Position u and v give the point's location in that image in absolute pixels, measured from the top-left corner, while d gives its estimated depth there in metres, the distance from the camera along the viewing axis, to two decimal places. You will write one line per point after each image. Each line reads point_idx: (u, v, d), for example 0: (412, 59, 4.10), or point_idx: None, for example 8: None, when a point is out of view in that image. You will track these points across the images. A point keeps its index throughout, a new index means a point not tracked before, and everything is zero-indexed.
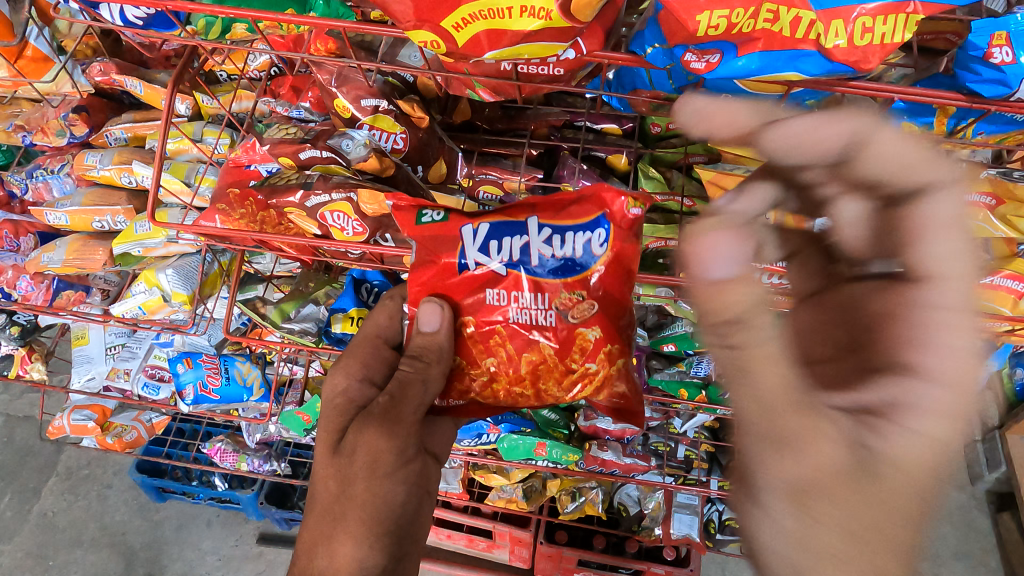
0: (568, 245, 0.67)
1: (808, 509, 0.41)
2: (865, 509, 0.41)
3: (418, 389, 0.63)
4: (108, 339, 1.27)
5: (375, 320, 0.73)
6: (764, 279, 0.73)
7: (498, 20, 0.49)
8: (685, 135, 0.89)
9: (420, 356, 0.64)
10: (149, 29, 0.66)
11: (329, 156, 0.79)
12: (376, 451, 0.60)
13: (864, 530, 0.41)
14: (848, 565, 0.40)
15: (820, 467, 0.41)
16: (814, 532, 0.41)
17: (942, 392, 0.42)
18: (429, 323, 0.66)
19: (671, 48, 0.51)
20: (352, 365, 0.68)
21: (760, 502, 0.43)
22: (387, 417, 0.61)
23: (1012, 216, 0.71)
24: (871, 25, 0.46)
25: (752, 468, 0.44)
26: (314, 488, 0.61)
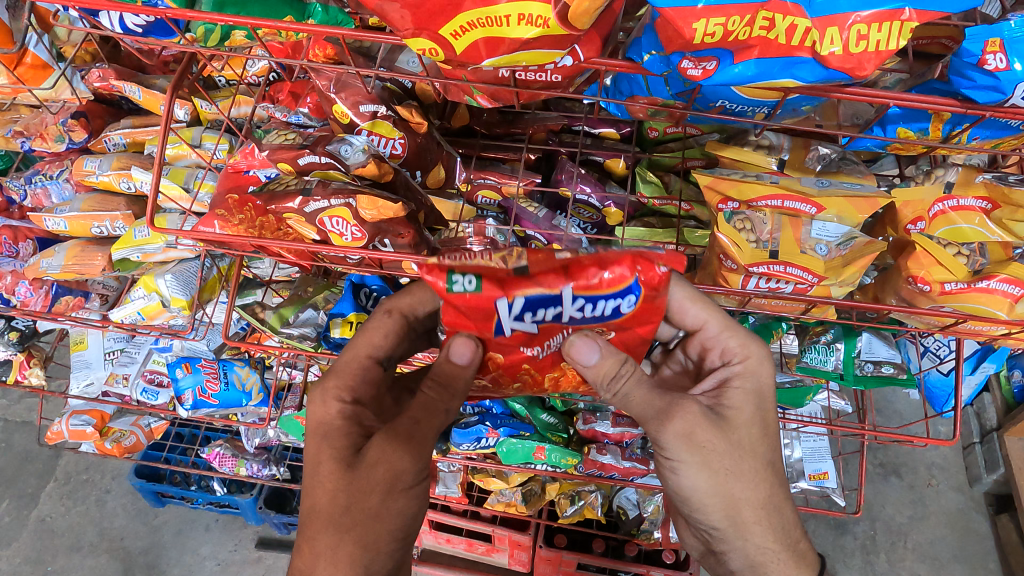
0: (600, 310, 0.59)
1: (693, 453, 0.61)
2: (727, 438, 0.62)
3: (440, 418, 0.62)
4: (107, 344, 1.25)
5: (370, 336, 0.68)
6: (760, 285, 0.71)
7: (496, 28, 0.50)
8: (683, 139, 0.89)
9: (446, 385, 0.62)
10: (146, 35, 0.66)
11: (328, 162, 0.78)
12: (397, 470, 0.59)
13: (730, 452, 0.62)
14: (727, 472, 0.62)
15: (692, 424, 0.62)
16: (700, 465, 0.62)
17: (742, 361, 0.67)
18: (460, 356, 0.60)
19: (667, 56, 0.52)
20: (346, 378, 0.66)
21: (675, 461, 0.62)
22: (412, 439, 0.60)
23: (1010, 219, 0.69)
24: (866, 32, 0.47)
25: (666, 442, 0.62)
26: (320, 499, 0.60)
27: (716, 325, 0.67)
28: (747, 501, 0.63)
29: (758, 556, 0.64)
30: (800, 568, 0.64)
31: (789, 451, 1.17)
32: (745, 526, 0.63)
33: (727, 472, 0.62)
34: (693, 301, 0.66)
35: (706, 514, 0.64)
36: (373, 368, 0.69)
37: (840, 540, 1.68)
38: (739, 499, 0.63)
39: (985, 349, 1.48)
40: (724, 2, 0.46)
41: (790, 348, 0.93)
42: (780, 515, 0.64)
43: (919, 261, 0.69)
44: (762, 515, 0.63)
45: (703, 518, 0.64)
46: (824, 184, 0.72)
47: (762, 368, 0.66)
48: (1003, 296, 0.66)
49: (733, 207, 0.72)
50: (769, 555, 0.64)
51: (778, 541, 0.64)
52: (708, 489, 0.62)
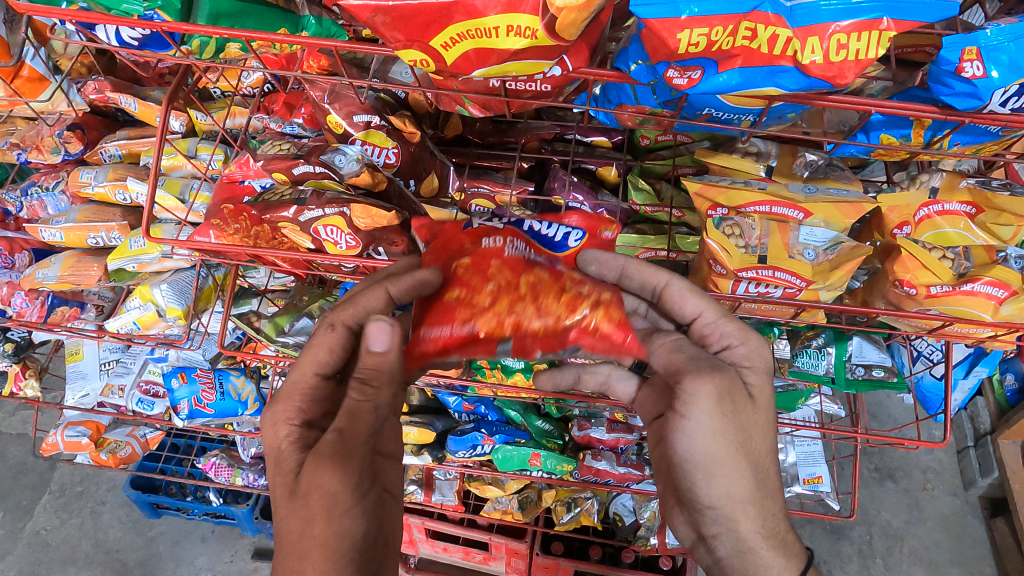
0: (551, 231, 0.71)
1: (712, 415, 0.59)
2: (744, 411, 0.60)
3: (369, 418, 0.59)
4: (103, 355, 1.26)
5: (314, 353, 0.63)
6: (750, 290, 0.73)
7: (485, 39, 0.51)
8: (674, 147, 0.90)
9: (370, 381, 0.60)
10: (142, 48, 0.66)
11: (322, 171, 0.80)
12: (332, 490, 0.54)
13: (746, 424, 0.60)
14: (738, 443, 0.59)
15: (720, 386, 0.60)
16: (716, 430, 0.59)
17: (745, 346, 0.64)
18: (377, 342, 0.60)
19: (653, 65, 0.53)
20: (292, 399, 0.62)
21: (689, 421, 0.59)
22: (335, 455, 0.55)
23: (994, 223, 0.70)
24: (846, 42, 0.48)
25: (689, 398, 0.59)
26: (276, 531, 0.55)
27: (713, 313, 0.66)
28: (749, 479, 0.60)
29: (748, 541, 0.61)
30: (789, 562, 0.61)
31: (783, 455, 1.18)
32: (741, 507, 0.60)
33: (740, 444, 0.59)
34: (691, 290, 0.67)
35: (705, 485, 0.60)
36: (322, 385, 0.64)
37: (836, 545, 1.69)
38: (744, 475, 0.60)
39: (978, 352, 1.49)
40: (706, 13, 0.48)
41: (782, 352, 0.93)
42: (775, 503, 0.62)
43: (906, 265, 0.70)
44: (760, 499, 0.61)
45: (702, 490, 0.61)
46: (811, 190, 0.73)
47: (772, 361, 0.65)
48: (987, 298, 0.67)
49: (722, 213, 0.73)
50: (758, 543, 0.61)
51: (769, 530, 0.61)
52: (716, 456, 0.59)
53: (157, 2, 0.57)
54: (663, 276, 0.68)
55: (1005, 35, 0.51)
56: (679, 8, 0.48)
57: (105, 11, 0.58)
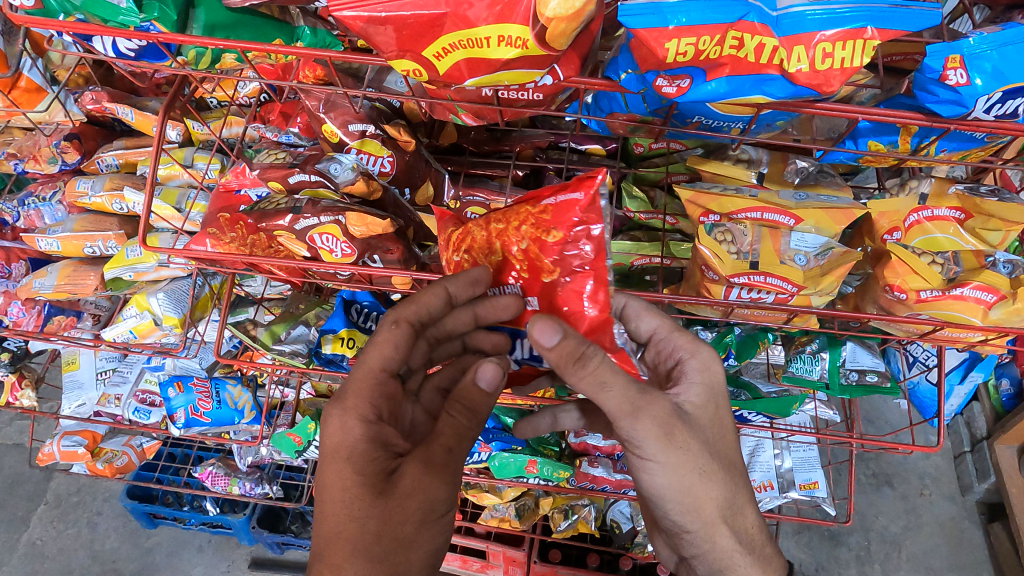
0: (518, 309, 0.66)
1: (668, 451, 0.58)
2: (697, 436, 0.60)
3: (469, 443, 0.61)
4: (101, 364, 1.26)
5: (382, 348, 0.63)
6: (742, 296, 0.72)
7: (477, 50, 0.52)
8: (667, 154, 0.91)
9: (475, 409, 0.61)
10: (139, 59, 0.67)
11: (318, 180, 0.80)
12: (433, 500, 0.57)
13: (701, 451, 0.59)
14: (697, 472, 0.59)
15: (666, 421, 0.58)
16: (673, 464, 0.58)
17: (696, 359, 0.66)
18: (487, 380, 0.60)
19: (642, 74, 0.54)
20: (364, 394, 0.61)
21: (647, 459, 0.58)
22: (448, 469, 0.58)
23: (983, 228, 0.71)
24: (831, 50, 0.49)
25: (642, 441, 0.57)
26: (346, 525, 0.55)
27: (666, 329, 0.69)
28: (715, 501, 0.60)
29: (726, 557, 0.62)
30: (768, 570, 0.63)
31: (779, 461, 1.18)
32: (713, 526, 0.61)
33: (699, 472, 0.59)
34: (647, 309, 0.70)
35: (677, 513, 0.61)
36: (390, 381, 0.63)
37: (835, 551, 1.69)
38: (708, 499, 0.60)
39: (974, 357, 1.49)
40: (694, 23, 0.48)
41: (776, 358, 0.97)
42: (745, 514, 0.62)
43: (895, 270, 0.71)
44: (729, 514, 0.61)
45: (675, 517, 0.61)
46: (801, 197, 0.74)
47: (716, 367, 0.66)
48: (976, 302, 0.68)
49: (714, 220, 0.74)
50: (737, 557, 0.62)
51: (744, 542, 0.62)
52: (679, 488, 0.59)
53: (153, 14, 0.58)
54: (620, 297, 0.71)
55: (988, 43, 0.51)
56: (666, 18, 0.49)
57: (103, 23, 0.59)
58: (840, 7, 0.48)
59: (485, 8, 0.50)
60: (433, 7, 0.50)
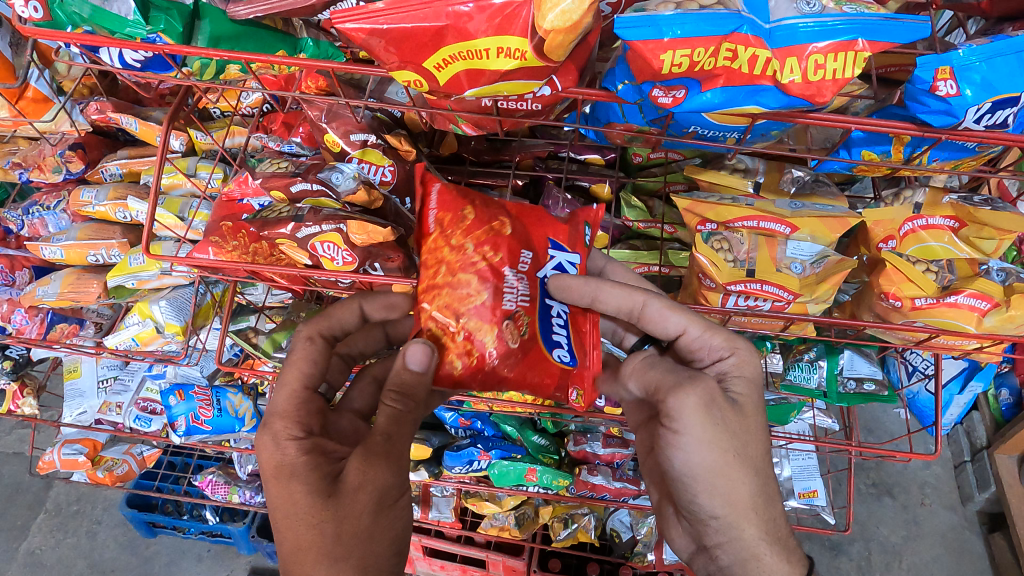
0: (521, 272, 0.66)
1: (704, 425, 0.59)
2: (736, 418, 0.61)
3: (412, 426, 0.60)
4: (101, 372, 1.28)
5: (297, 363, 0.64)
6: (739, 303, 0.73)
7: (476, 61, 0.53)
8: (665, 164, 0.92)
9: (409, 394, 0.59)
10: (145, 70, 0.68)
11: (320, 189, 0.81)
12: (382, 489, 0.57)
13: (737, 430, 0.60)
14: (732, 451, 0.59)
15: (706, 396, 0.60)
16: (708, 440, 0.59)
17: (735, 358, 0.65)
18: (417, 362, 0.58)
19: (638, 85, 0.55)
20: (290, 416, 0.61)
21: (682, 434, 0.60)
22: (391, 455, 0.58)
23: (977, 236, 0.72)
24: (823, 62, 0.50)
25: (680, 412, 0.60)
26: (304, 536, 0.55)
27: (697, 327, 0.66)
28: (748, 486, 0.59)
29: (752, 549, 0.59)
30: (794, 566, 0.59)
31: (779, 469, 1.18)
32: (743, 514, 0.59)
33: (733, 450, 0.59)
34: (676, 306, 0.66)
35: (705, 495, 0.60)
36: (313, 397, 0.64)
37: (836, 561, 1.68)
38: (740, 482, 0.59)
39: (973, 367, 1.50)
40: (689, 35, 0.49)
41: (774, 366, 0.95)
42: (773, 506, 0.61)
43: (891, 278, 0.72)
44: (760, 502, 0.60)
45: (701, 502, 0.60)
46: (797, 206, 0.74)
47: (758, 365, 0.65)
48: (970, 310, 0.69)
49: (711, 228, 0.75)
50: (763, 549, 0.59)
51: (772, 534, 0.60)
52: (712, 467, 0.59)
53: (160, 26, 0.59)
54: (640, 297, 0.66)
55: (976, 55, 0.52)
56: (662, 31, 0.49)
57: (110, 35, 0.60)
58: (832, 20, 0.49)
59: (484, 21, 0.51)
60: (433, 19, 0.51)
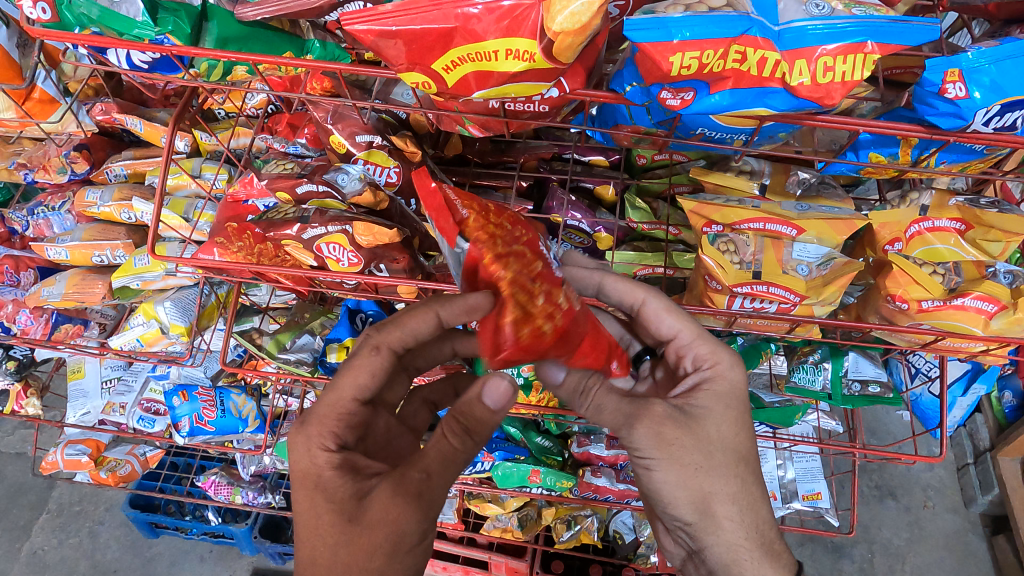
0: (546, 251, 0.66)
1: (662, 449, 0.59)
2: (697, 434, 0.60)
3: (459, 466, 0.60)
4: (105, 372, 1.27)
5: (355, 374, 0.62)
6: (745, 305, 0.73)
7: (485, 62, 0.53)
8: (670, 166, 0.92)
9: (472, 432, 0.60)
10: (153, 71, 0.67)
11: (326, 190, 0.81)
12: (402, 532, 0.56)
13: (698, 447, 0.59)
14: (697, 467, 0.59)
15: (655, 427, 0.59)
16: (669, 462, 0.59)
17: (715, 370, 0.64)
18: (493, 398, 0.60)
19: (647, 87, 0.55)
20: (327, 423, 0.61)
21: (645, 459, 0.60)
22: (423, 497, 0.57)
23: (983, 239, 0.72)
24: (832, 64, 0.50)
25: (636, 440, 0.60)
26: (318, 551, 0.56)
27: (690, 334, 0.67)
28: (719, 497, 0.59)
29: (733, 554, 0.60)
30: (779, 568, 0.60)
31: (782, 472, 1.18)
32: (719, 525, 0.60)
33: (696, 467, 0.59)
34: (668, 310, 0.68)
35: (677, 509, 0.60)
36: (358, 410, 0.63)
37: (838, 563, 1.68)
38: (712, 494, 0.59)
39: (975, 369, 1.50)
40: (698, 37, 0.49)
41: (778, 369, 0.95)
42: (757, 511, 0.61)
43: (897, 280, 0.71)
44: (736, 511, 0.60)
45: (674, 514, 0.61)
46: (803, 208, 0.75)
47: (734, 372, 0.64)
48: (977, 312, 0.69)
49: (717, 230, 0.75)
50: (743, 553, 0.60)
51: (754, 538, 0.60)
52: (678, 485, 0.59)
53: (168, 27, 0.59)
54: (641, 294, 0.69)
55: (985, 57, 0.52)
56: (671, 33, 0.49)
57: (118, 36, 0.60)
58: (841, 22, 0.49)
59: (493, 22, 0.51)
60: (442, 21, 0.51)
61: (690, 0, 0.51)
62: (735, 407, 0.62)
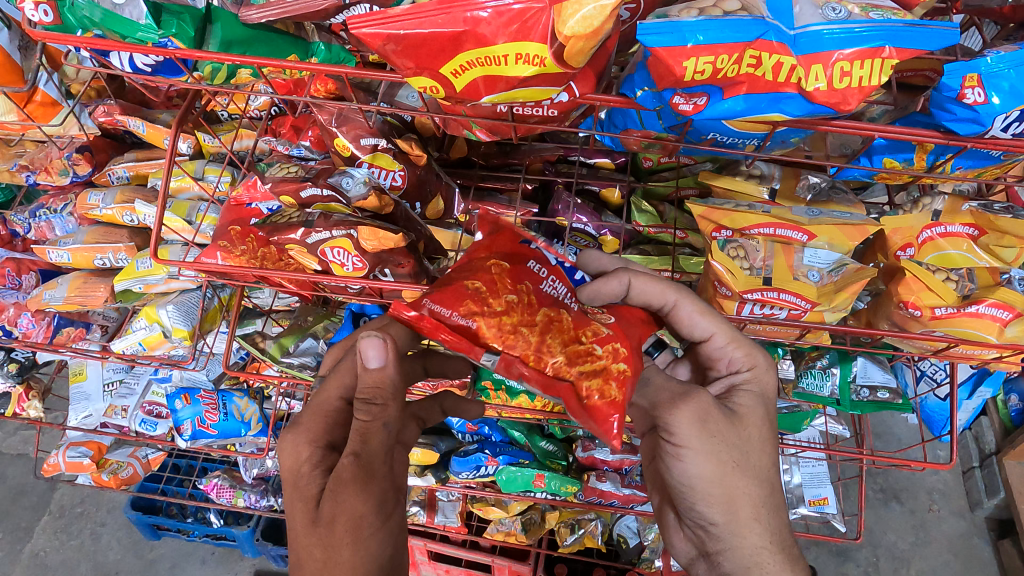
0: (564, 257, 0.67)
1: (701, 437, 0.58)
2: (735, 430, 0.60)
3: (381, 436, 0.57)
4: (107, 375, 1.27)
5: (341, 375, 0.64)
6: (754, 312, 0.72)
7: (494, 67, 0.52)
8: (676, 168, 0.90)
9: (373, 400, 0.58)
10: (156, 74, 0.67)
11: (330, 194, 0.80)
12: (357, 516, 0.54)
13: (736, 442, 0.59)
14: (732, 461, 0.58)
15: (704, 410, 0.59)
16: (707, 451, 0.58)
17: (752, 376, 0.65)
18: (374, 360, 0.58)
19: (659, 91, 0.54)
20: (313, 424, 0.61)
21: (680, 445, 0.58)
22: (361, 479, 0.55)
23: (997, 245, 0.71)
24: (849, 69, 0.49)
25: (676, 425, 0.58)
26: (301, 551, 0.56)
27: (724, 337, 0.66)
28: (749, 497, 0.58)
29: (755, 560, 0.58)
30: None
31: (788, 476, 1.17)
32: (744, 525, 0.58)
33: (732, 461, 0.58)
34: (702, 312, 0.66)
35: (705, 505, 0.59)
36: (346, 409, 0.63)
37: (843, 567, 1.67)
38: (742, 492, 0.58)
39: (982, 372, 1.49)
40: (712, 41, 0.48)
41: (786, 373, 0.93)
42: (780, 520, 0.59)
43: (910, 288, 0.70)
44: (763, 516, 0.58)
45: (702, 511, 0.59)
46: (814, 213, 0.74)
47: (769, 379, 0.66)
48: (992, 319, 0.68)
49: (726, 235, 0.74)
50: (766, 557, 0.58)
51: (776, 546, 0.58)
52: (712, 478, 0.58)
53: (171, 30, 0.58)
54: (672, 295, 0.66)
55: (1005, 62, 0.52)
56: (684, 37, 0.49)
57: (121, 38, 0.60)
58: (858, 26, 0.48)
59: (502, 26, 0.50)
60: (451, 25, 0.50)
61: (703, 5, 0.50)
62: (768, 412, 0.63)
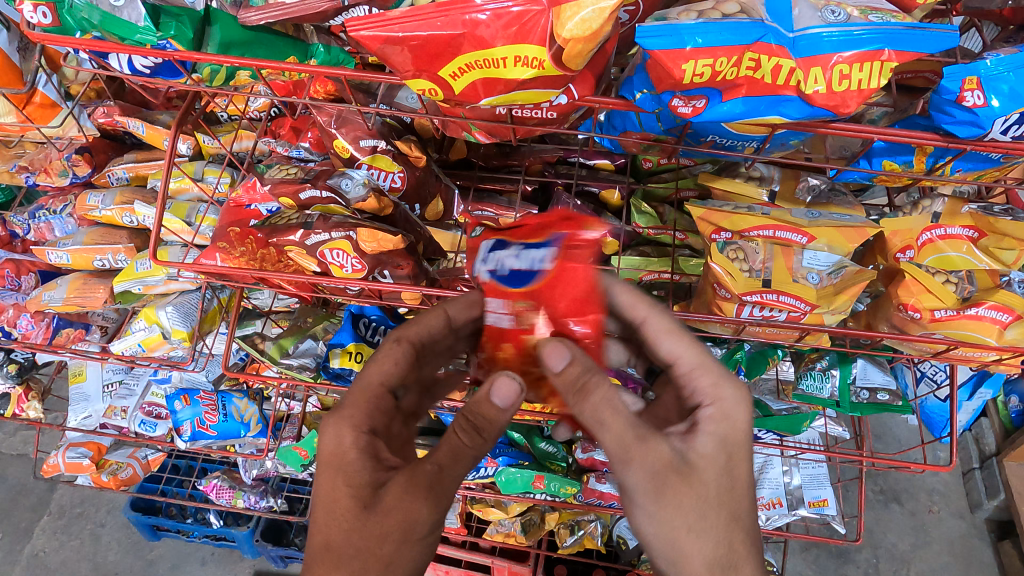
0: (490, 260, 0.63)
1: (650, 500, 0.56)
2: (692, 490, 0.55)
3: (466, 465, 0.59)
4: (107, 376, 1.27)
5: (382, 363, 0.63)
6: (754, 314, 0.72)
7: (493, 70, 0.52)
8: (676, 169, 0.91)
9: (481, 430, 0.59)
10: (155, 76, 0.68)
11: (329, 196, 0.79)
12: (414, 519, 0.55)
13: (690, 506, 0.55)
14: (683, 526, 0.55)
15: (653, 470, 0.55)
16: (657, 514, 0.56)
17: (716, 408, 0.59)
18: (502, 397, 0.59)
19: (658, 94, 0.54)
20: (359, 409, 0.60)
21: (634, 503, 0.57)
22: (434, 490, 0.56)
23: (996, 247, 0.71)
24: (848, 72, 0.49)
25: (627, 484, 0.57)
26: (333, 535, 0.55)
27: (688, 363, 0.63)
28: (703, 565, 0.54)
29: None
30: None
31: (788, 478, 1.17)
32: None
33: (683, 526, 0.55)
34: (669, 332, 0.65)
35: (662, 563, 0.57)
36: (386, 397, 0.62)
37: (843, 568, 1.67)
38: (696, 559, 0.55)
39: (982, 374, 1.49)
40: (711, 44, 0.48)
41: (785, 374, 0.96)
42: None
43: (909, 289, 0.71)
44: None
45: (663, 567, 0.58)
46: (814, 215, 0.74)
47: (738, 418, 0.59)
48: (992, 322, 0.68)
49: (726, 237, 0.73)
50: None
51: None
52: (663, 541, 0.56)
53: (170, 32, 0.58)
54: (642, 311, 0.67)
55: (1005, 65, 0.52)
56: (683, 40, 0.49)
57: (119, 41, 0.60)
58: (857, 28, 0.48)
59: (501, 28, 0.50)
60: (449, 28, 0.50)
61: (702, 8, 0.50)
62: (738, 464, 0.57)
